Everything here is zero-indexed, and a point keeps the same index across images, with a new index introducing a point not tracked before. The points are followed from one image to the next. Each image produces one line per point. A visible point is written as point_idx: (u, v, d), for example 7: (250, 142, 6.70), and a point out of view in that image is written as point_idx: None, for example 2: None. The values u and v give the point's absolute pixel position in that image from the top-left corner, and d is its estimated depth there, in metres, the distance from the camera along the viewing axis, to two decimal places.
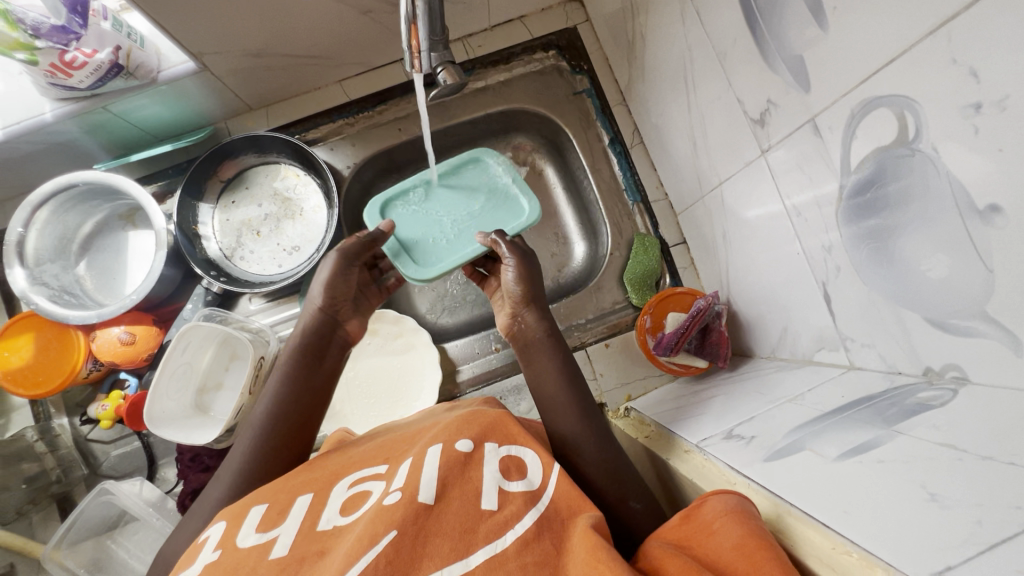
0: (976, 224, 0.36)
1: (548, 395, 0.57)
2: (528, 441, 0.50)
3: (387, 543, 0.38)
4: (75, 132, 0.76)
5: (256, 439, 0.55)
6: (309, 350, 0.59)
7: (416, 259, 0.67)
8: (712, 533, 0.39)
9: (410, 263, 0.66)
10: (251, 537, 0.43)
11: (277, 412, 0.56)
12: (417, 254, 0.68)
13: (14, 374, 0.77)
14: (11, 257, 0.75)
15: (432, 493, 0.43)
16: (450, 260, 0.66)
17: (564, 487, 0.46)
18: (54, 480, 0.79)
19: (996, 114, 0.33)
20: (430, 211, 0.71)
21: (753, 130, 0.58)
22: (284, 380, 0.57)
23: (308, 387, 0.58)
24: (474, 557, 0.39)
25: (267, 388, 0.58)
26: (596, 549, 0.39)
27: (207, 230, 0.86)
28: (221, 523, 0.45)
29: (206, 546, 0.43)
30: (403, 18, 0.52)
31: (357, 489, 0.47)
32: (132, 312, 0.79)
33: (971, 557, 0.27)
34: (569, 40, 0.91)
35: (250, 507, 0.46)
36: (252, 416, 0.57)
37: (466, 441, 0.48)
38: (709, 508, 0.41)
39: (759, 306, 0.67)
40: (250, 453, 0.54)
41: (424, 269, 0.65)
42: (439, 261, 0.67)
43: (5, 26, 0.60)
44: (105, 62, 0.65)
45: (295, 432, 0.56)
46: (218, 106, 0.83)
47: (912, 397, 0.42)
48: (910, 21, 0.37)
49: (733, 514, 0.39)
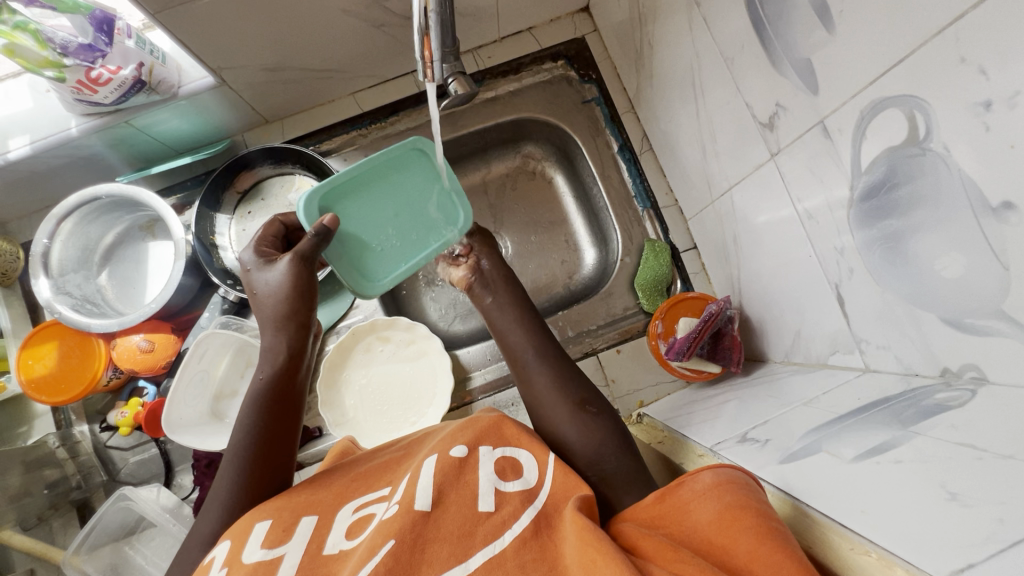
0: (990, 223, 0.36)
1: (502, 321, 0.65)
2: (523, 443, 0.50)
3: (386, 553, 0.39)
4: (98, 147, 0.78)
5: (242, 451, 0.54)
6: (292, 367, 0.59)
7: (353, 268, 0.68)
8: (690, 511, 0.40)
9: (350, 276, 0.68)
10: (256, 553, 0.43)
11: (261, 427, 0.55)
12: (356, 259, 0.68)
13: (37, 382, 0.78)
14: (36, 267, 0.77)
15: (429, 500, 0.43)
16: (390, 272, 0.70)
17: (559, 479, 0.46)
18: (74, 486, 0.81)
19: (1006, 112, 0.33)
20: (369, 209, 0.68)
21: (763, 134, 0.58)
22: (265, 397, 0.56)
23: (292, 395, 0.58)
24: (473, 560, 0.39)
25: (245, 413, 0.56)
26: (584, 531, 0.39)
27: (224, 241, 0.87)
28: (227, 543, 0.45)
29: (212, 567, 0.43)
30: (416, 30, 0.52)
31: (361, 512, 0.47)
32: (151, 320, 0.81)
33: (992, 555, 0.27)
34: (577, 50, 0.92)
35: (254, 524, 0.46)
36: (232, 443, 0.55)
37: (461, 447, 0.48)
38: (687, 487, 0.42)
39: (772, 310, 0.67)
40: (241, 472, 0.53)
41: (365, 284, 0.69)
42: (378, 272, 0.70)
43: (36, 45, 0.63)
44: (129, 79, 0.68)
45: (286, 438, 0.56)
46: (236, 119, 0.85)
47: (929, 398, 0.42)
48: (917, 22, 0.37)
49: (712, 489, 0.40)
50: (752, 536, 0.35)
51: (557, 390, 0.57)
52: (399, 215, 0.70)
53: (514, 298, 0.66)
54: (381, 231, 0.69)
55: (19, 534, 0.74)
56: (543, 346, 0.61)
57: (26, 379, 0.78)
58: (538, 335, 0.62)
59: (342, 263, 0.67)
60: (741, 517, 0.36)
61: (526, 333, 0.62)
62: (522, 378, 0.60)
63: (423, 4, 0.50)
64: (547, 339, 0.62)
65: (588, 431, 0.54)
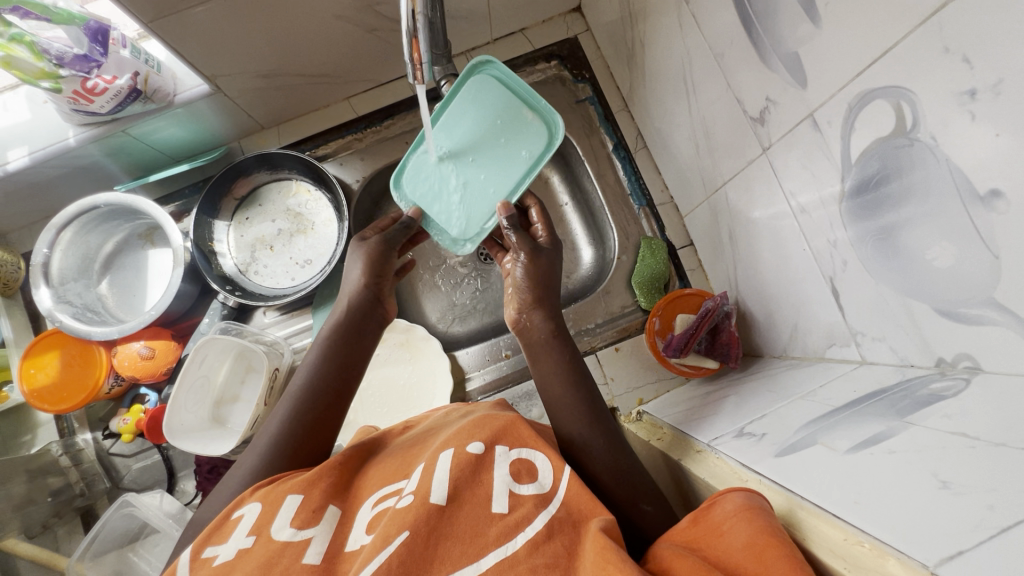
0: (978, 211, 0.36)
1: (554, 396, 0.59)
2: (540, 445, 0.49)
3: (399, 545, 0.39)
4: (97, 156, 0.79)
5: (299, 404, 0.56)
6: (351, 329, 0.61)
7: (484, 83, 0.72)
8: (723, 534, 0.39)
9: (493, 70, 0.72)
10: (285, 531, 0.42)
11: (318, 379, 0.57)
12: (520, 115, 0.72)
13: (40, 391, 0.79)
14: (37, 277, 0.78)
15: (444, 495, 0.43)
16: (532, 149, 0.72)
17: (575, 488, 0.45)
18: (78, 493, 0.82)
19: (991, 99, 0.34)
20: (462, 124, 0.72)
21: (754, 129, 0.58)
22: (334, 356, 0.59)
23: (352, 358, 0.60)
24: (484, 560, 0.39)
25: (306, 361, 0.59)
26: (605, 551, 0.39)
27: (222, 247, 0.88)
28: (256, 505, 0.45)
29: (240, 528, 0.43)
30: (405, 34, 0.50)
31: (378, 507, 0.45)
32: (151, 327, 0.82)
33: (982, 542, 0.27)
34: (570, 49, 0.93)
35: (285, 495, 0.45)
36: (289, 383, 0.58)
37: (477, 445, 0.48)
38: (719, 508, 0.41)
39: (770, 305, 0.67)
40: (286, 430, 0.54)
41: (524, 86, 0.73)
42: (527, 133, 0.72)
43: (32, 56, 0.63)
44: (124, 88, 0.69)
45: (336, 399, 0.57)
46: (231, 126, 0.86)
47: (924, 389, 0.41)
48: (902, 12, 0.37)
49: (743, 511, 0.38)
50: (784, 566, 0.33)
51: (581, 403, 0.57)
52: (461, 189, 0.72)
53: (568, 367, 0.60)
54: (465, 138, 0.72)
55: (24, 541, 0.74)
56: (598, 408, 0.57)
57: (28, 389, 0.79)
58: (589, 392, 0.58)
59: (476, 75, 0.72)
60: (770, 544, 0.35)
61: (567, 381, 0.59)
62: (566, 430, 0.57)
63: (411, 7, 0.49)
64: (585, 378, 0.60)
65: (609, 444, 0.55)
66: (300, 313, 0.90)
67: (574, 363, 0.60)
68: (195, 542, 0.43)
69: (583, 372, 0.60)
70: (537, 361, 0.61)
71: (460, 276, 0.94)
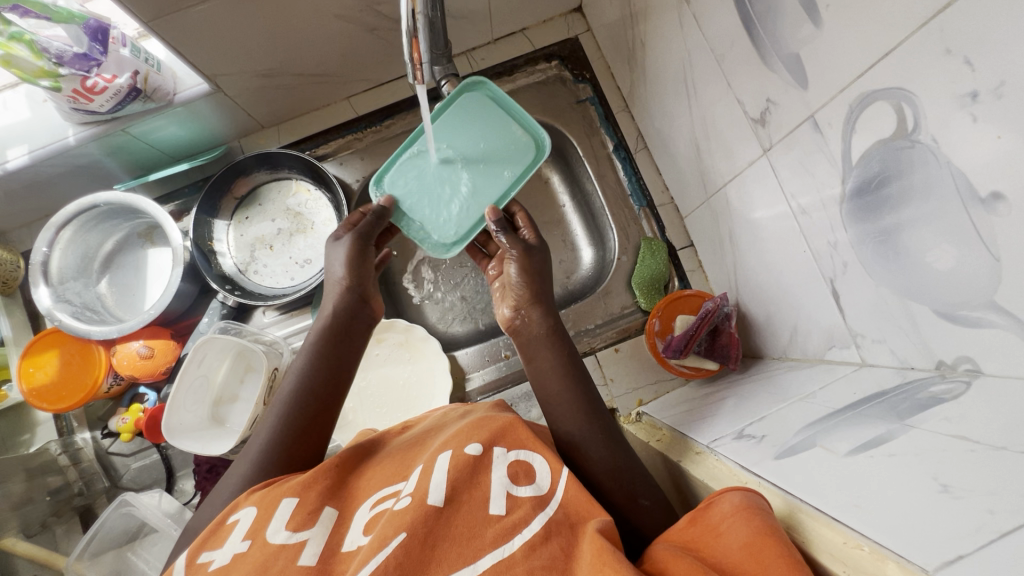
0: (979, 213, 0.36)
1: (552, 395, 0.58)
2: (538, 446, 0.49)
3: (396, 546, 0.39)
4: (97, 155, 0.79)
5: (294, 406, 0.56)
6: (336, 331, 0.60)
7: (477, 99, 0.73)
8: (721, 534, 0.38)
9: (486, 89, 0.74)
10: (281, 533, 0.42)
11: (313, 380, 0.57)
12: (508, 132, 0.73)
13: (39, 390, 0.79)
14: (36, 275, 0.78)
15: (441, 497, 0.43)
16: (518, 162, 0.72)
17: (574, 490, 0.45)
18: (76, 493, 0.81)
19: (992, 102, 0.33)
20: (451, 136, 0.73)
21: (754, 130, 0.58)
22: (325, 357, 0.59)
23: (342, 359, 0.60)
24: (482, 562, 0.39)
25: (296, 364, 0.59)
26: (602, 553, 0.38)
27: (222, 246, 0.88)
28: (252, 508, 0.45)
29: (235, 531, 0.43)
30: (405, 34, 0.50)
31: (377, 508, 0.45)
32: (150, 327, 0.82)
33: (982, 546, 0.27)
34: (571, 49, 0.93)
35: (282, 497, 0.45)
36: (282, 385, 0.58)
37: (475, 446, 0.48)
38: (716, 509, 0.41)
39: (770, 306, 0.67)
40: (282, 431, 0.54)
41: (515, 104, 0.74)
42: (514, 147, 0.72)
43: (31, 55, 0.63)
44: (124, 87, 0.69)
45: (332, 399, 0.58)
46: (231, 125, 0.86)
47: (924, 392, 0.41)
48: (903, 14, 0.37)
49: (741, 511, 0.38)
50: (783, 565, 0.33)
51: (579, 402, 0.57)
52: (444, 197, 0.71)
53: (565, 366, 0.59)
54: (454, 148, 0.72)
55: (23, 540, 0.74)
56: (595, 407, 0.57)
57: (27, 387, 0.79)
58: (586, 392, 0.58)
59: (468, 90, 0.73)
60: (768, 544, 0.35)
61: (564, 380, 0.58)
62: (564, 430, 0.57)
63: (411, 7, 0.49)
64: (583, 377, 0.59)
65: (607, 444, 0.54)
66: (299, 313, 0.90)
67: (571, 362, 0.60)
68: (191, 548, 0.43)
69: (580, 371, 0.60)
70: (534, 359, 0.61)
71: (460, 276, 0.94)
